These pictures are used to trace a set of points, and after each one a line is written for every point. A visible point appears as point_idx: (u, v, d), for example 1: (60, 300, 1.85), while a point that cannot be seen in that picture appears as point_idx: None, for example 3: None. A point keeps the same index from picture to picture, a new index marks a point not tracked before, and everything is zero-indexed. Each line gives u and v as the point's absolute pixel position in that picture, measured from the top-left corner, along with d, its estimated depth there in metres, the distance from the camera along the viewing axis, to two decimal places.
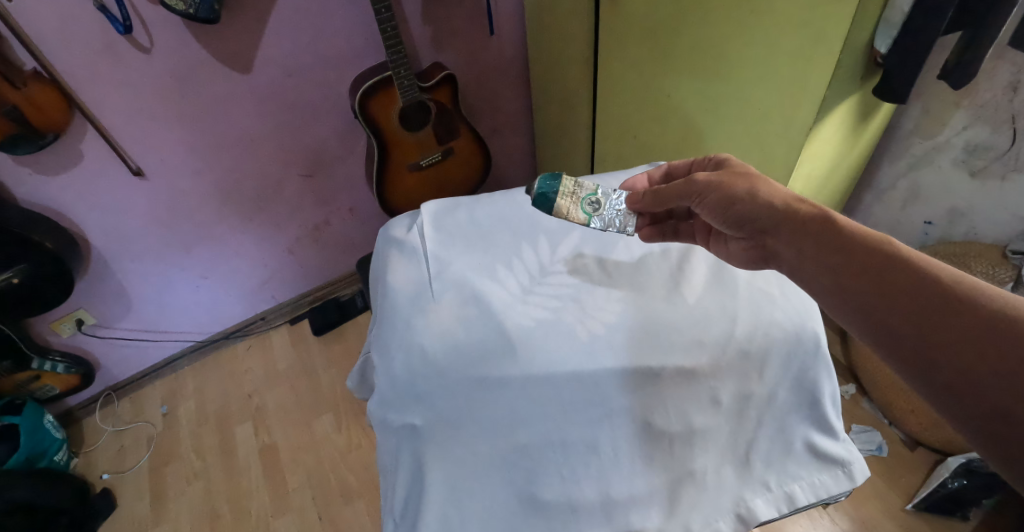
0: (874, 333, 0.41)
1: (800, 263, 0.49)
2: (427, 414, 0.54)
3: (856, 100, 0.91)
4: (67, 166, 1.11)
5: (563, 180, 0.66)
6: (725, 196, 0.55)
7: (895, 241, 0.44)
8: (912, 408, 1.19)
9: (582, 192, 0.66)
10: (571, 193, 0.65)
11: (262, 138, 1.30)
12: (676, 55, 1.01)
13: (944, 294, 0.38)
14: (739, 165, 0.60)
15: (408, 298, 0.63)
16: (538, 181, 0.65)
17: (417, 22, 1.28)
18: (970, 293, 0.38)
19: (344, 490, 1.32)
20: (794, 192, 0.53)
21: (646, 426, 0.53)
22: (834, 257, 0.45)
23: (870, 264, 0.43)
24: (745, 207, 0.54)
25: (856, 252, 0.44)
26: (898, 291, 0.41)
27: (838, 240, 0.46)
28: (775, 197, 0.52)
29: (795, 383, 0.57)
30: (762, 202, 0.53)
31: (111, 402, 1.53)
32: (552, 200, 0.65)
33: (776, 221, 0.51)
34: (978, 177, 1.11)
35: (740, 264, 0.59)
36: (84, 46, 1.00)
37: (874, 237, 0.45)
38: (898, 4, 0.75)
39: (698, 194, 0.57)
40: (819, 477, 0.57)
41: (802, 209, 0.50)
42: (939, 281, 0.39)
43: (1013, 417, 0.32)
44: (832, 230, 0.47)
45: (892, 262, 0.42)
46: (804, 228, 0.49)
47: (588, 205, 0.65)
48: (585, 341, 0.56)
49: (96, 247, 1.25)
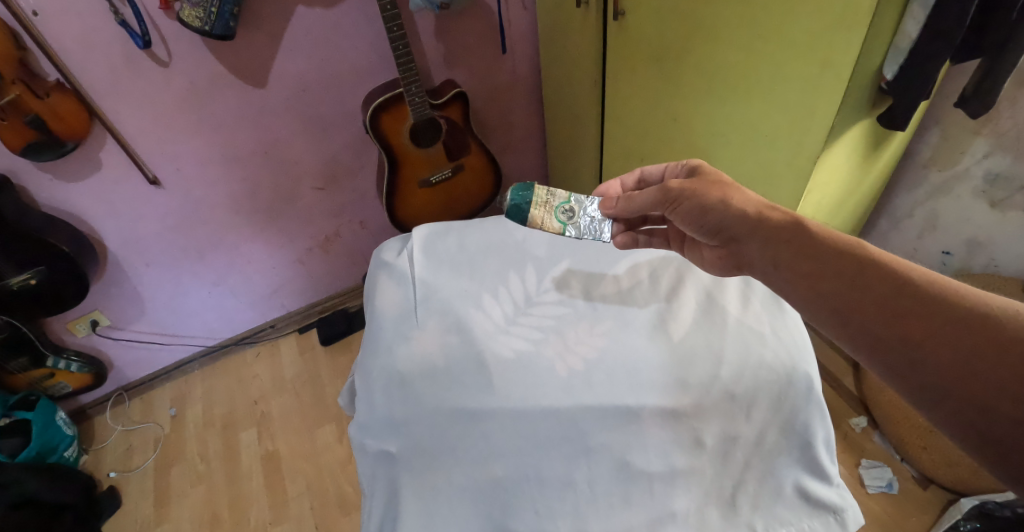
0: (857, 339, 0.40)
1: (775, 269, 0.48)
2: (404, 441, 0.54)
3: (865, 127, 0.89)
4: (87, 173, 1.14)
5: (536, 190, 0.68)
6: (699, 203, 0.56)
7: (869, 246, 0.43)
8: (925, 445, 1.15)
9: (555, 201, 0.68)
10: (544, 202, 0.68)
11: (275, 150, 1.32)
12: (684, 80, 1.01)
13: (916, 293, 0.38)
14: (710, 170, 0.60)
15: (394, 323, 0.64)
16: (511, 193, 0.68)
17: (429, 40, 1.30)
18: (944, 293, 0.37)
19: (342, 501, 1.31)
20: (766, 200, 0.53)
21: (625, 465, 0.51)
22: (806, 264, 0.45)
23: (843, 268, 0.42)
24: (719, 215, 0.54)
25: (826, 255, 0.44)
26: (870, 293, 0.40)
27: (811, 246, 0.46)
28: (748, 205, 0.52)
29: (785, 425, 0.55)
30: (734, 210, 0.53)
31: (122, 402, 1.57)
32: (525, 210, 0.68)
33: (749, 228, 0.51)
34: (998, 207, 1.07)
35: (715, 270, 0.60)
36: (107, 58, 1.03)
37: (845, 242, 0.44)
38: (906, 29, 0.72)
39: (672, 202, 0.59)
40: (809, 522, 0.53)
41: (774, 217, 0.50)
42: (910, 280, 0.39)
43: (993, 411, 0.31)
44: (805, 237, 0.47)
45: (864, 266, 0.42)
46: (776, 234, 0.49)
47: (562, 213, 0.68)
48: (563, 377, 0.57)
49: (112, 251, 1.29)
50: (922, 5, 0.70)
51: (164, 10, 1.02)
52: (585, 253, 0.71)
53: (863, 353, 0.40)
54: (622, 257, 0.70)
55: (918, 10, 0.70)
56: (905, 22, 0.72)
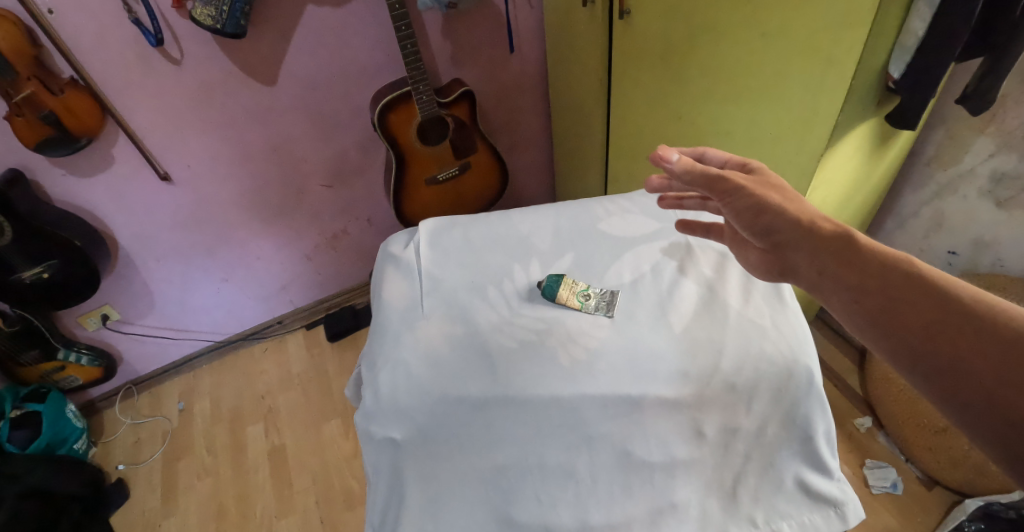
0: (909, 361, 0.38)
1: (812, 273, 0.46)
2: (407, 429, 0.55)
3: (869, 126, 0.88)
4: (99, 169, 1.17)
5: (566, 275, 0.67)
6: (756, 201, 0.51)
7: (922, 262, 0.41)
8: (929, 446, 1.14)
9: (579, 286, 0.65)
10: (571, 285, 0.65)
11: (284, 146, 1.34)
12: (690, 80, 1.01)
13: (971, 313, 0.36)
14: (769, 174, 0.55)
15: (400, 313, 0.65)
16: (546, 279, 0.66)
17: (437, 38, 1.31)
18: (1000, 314, 0.35)
19: (347, 494, 1.32)
20: (821, 212, 0.49)
21: (625, 454, 0.53)
22: (854, 277, 0.43)
23: (891, 283, 0.41)
24: (771, 219, 0.50)
25: (868, 265, 0.43)
26: (922, 311, 0.38)
27: (855, 256, 0.44)
28: (800, 213, 0.49)
29: (785, 418, 0.56)
30: (789, 216, 0.49)
31: (131, 396, 1.59)
32: (554, 290, 0.64)
33: (793, 235, 0.48)
34: (1004, 206, 1.06)
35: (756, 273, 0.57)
36: (120, 55, 1.05)
37: (894, 257, 0.43)
38: (912, 29, 0.72)
39: (726, 193, 0.52)
40: (810, 516, 0.54)
41: (824, 227, 0.47)
42: (966, 301, 0.37)
43: None
44: (853, 251, 0.44)
45: (913, 282, 0.40)
46: (821, 244, 0.46)
47: (582, 297, 0.64)
48: (565, 367, 0.58)
49: (124, 246, 1.31)
50: (928, 4, 0.69)
51: (177, 8, 1.04)
52: (588, 247, 0.72)
53: (914, 375, 0.37)
54: (625, 250, 0.71)
55: (924, 9, 0.70)
56: (911, 20, 0.72)
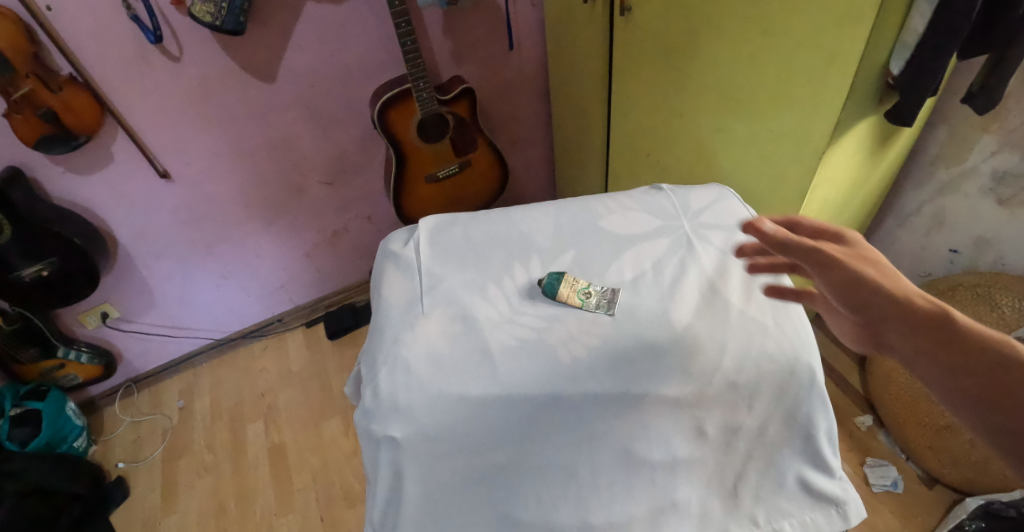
0: None
1: (921, 365, 0.39)
2: (406, 427, 0.54)
3: (871, 123, 0.88)
4: (98, 167, 1.16)
5: (567, 272, 0.67)
6: (853, 276, 0.44)
7: None
8: (929, 444, 1.13)
9: (579, 284, 0.64)
10: (571, 283, 0.64)
11: (283, 144, 1.33)
12: (691, 76, 1.01)
13: None
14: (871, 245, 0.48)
15: (399, 310, 0.65)
16: (546, 277, 0.65)
17: (437, 35, 1.31)
18: None
19: (347, 493, 1.32)
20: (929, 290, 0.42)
21: (627, 453, 0.53)
22: (970, 375, 0.36)
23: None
24: (868, 295, 0.43)
25: (999, 369, 0.35)
26: None
27: (968, 346, 0.37)
28: (907, 292, 0.41)
29: (787, 416, 0.56)
30: (891, 294, 0.42)
31: (131, 394, 1.58)
32: (555, 288, 0.64)
33: (896, 317, 0.41)
34: (1006, 205, 1.06)
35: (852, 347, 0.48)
36: (119, 52, 1.05)
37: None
38: (913, 25, 0.71)
39: (819, 266, 0.46)
40: (811, 515, 0.55)
41: (931, 309, 0.40)
42: None
43: None
44: (970, 341, 0.37)
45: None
46: (932, 333, 0.38)
47: (583, 295, 0.64)
48: (565, 366, 0.57)
49: (123, 244, 1.30)
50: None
51: (175, 4, 1.03)
52: (590, 245, 0.71)
53: None
54: (626, 247, 0.70)
55: (925, 5, 0.69)
56: (912, 17, 0.71)
